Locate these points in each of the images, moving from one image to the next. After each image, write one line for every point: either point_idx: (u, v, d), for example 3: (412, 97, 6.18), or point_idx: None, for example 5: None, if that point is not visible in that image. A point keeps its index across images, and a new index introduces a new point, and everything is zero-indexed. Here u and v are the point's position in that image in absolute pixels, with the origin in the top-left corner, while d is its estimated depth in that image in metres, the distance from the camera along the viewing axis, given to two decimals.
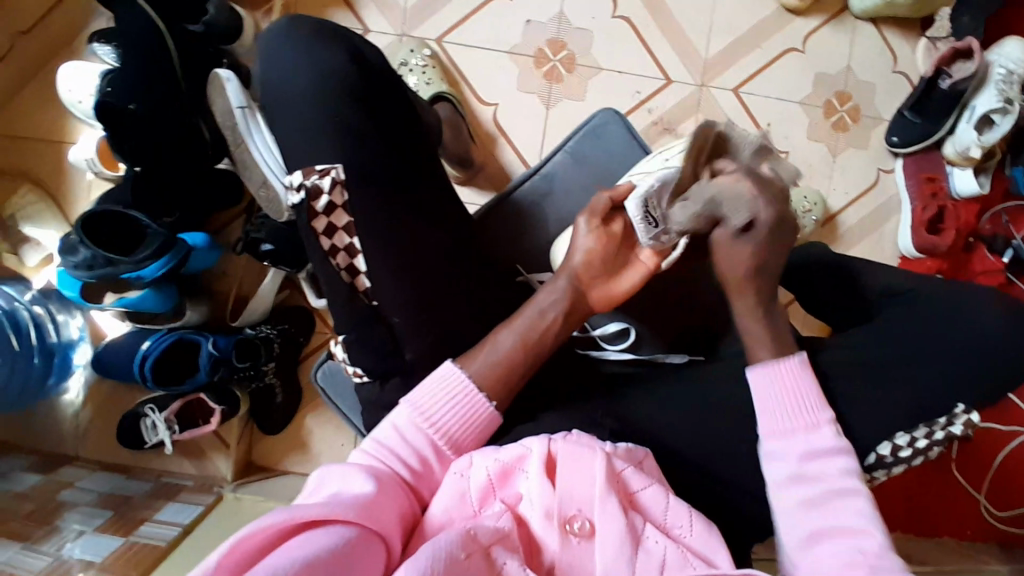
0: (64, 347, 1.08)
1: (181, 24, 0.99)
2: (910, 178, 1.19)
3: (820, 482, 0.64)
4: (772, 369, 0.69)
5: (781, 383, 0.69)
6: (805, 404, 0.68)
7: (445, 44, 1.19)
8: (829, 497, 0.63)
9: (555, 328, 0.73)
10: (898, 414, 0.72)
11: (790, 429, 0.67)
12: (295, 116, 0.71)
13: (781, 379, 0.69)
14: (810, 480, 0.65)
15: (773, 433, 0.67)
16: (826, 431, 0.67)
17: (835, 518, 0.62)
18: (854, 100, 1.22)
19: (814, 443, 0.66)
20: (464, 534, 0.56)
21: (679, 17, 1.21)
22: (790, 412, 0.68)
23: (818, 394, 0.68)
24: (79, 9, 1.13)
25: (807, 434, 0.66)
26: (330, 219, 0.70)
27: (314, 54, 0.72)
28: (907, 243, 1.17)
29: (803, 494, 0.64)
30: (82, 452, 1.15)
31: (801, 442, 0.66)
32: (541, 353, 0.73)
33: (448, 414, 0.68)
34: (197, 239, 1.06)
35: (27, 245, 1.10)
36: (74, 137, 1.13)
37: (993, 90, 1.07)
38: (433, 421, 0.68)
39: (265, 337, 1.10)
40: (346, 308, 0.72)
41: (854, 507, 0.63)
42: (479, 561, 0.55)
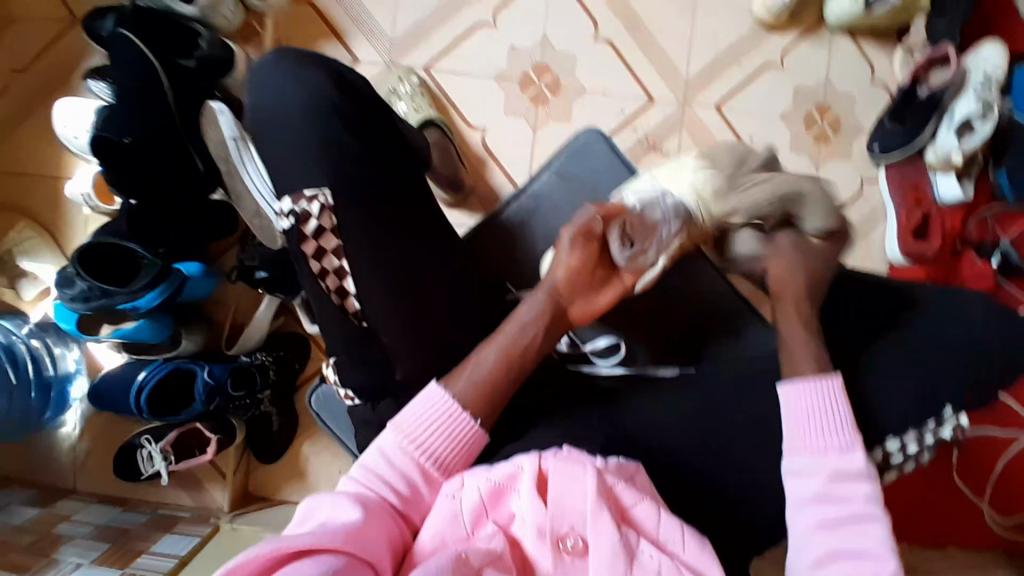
0: (60, 380, 1.08)
1: (172, 58, 1.02)
2: (894, 186, 1.20)
3: (845, 504, 0.62)
4: (813, 385, 0.68)
5: (809, 402, 0.67)
6: (837, 426, 0.66)
7: (433, 71, 1.22)
8: (848, 520, 0.61)
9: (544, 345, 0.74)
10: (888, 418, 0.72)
11: (823, 446, 0.65)
12: (283, 143, 0.73)
13: (816, 395, 0.67)
14: (836, 501, 0.62)
15: (800, 447, 0.66)
16: (858, 455, 0.65)
17: (850, 537, 0.60)
18: (834, 112, 1.24)
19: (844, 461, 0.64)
20: (455, 559, 0.56)
21: (660, 38, 1.24)
22: (820, 429, 0.66)
23: (848, 417, 0.67)
24: (75, 48, 1.16)
25: (838, 455, 0.65)
26: (320, 243, 0.71)
27: (300, 82, 0.74)
28: (894, 248, 1.19)
29: (824, 515, 0.62)
30: (80, 485, 1.15)
31: (826, 456, 0.65)
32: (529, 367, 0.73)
33: (437, 438, 0.68)
34: (191, 268, 1.07)
35: (23, 279, 1.12)
36: (70, 172, 1.15)
37: (972, 96, 1.08)
38: (422, 445, 0.68)
39: (260, 366, 1.10)
40: (336, 330, 0.73)
41: (874, 534, 0.60)
42: None
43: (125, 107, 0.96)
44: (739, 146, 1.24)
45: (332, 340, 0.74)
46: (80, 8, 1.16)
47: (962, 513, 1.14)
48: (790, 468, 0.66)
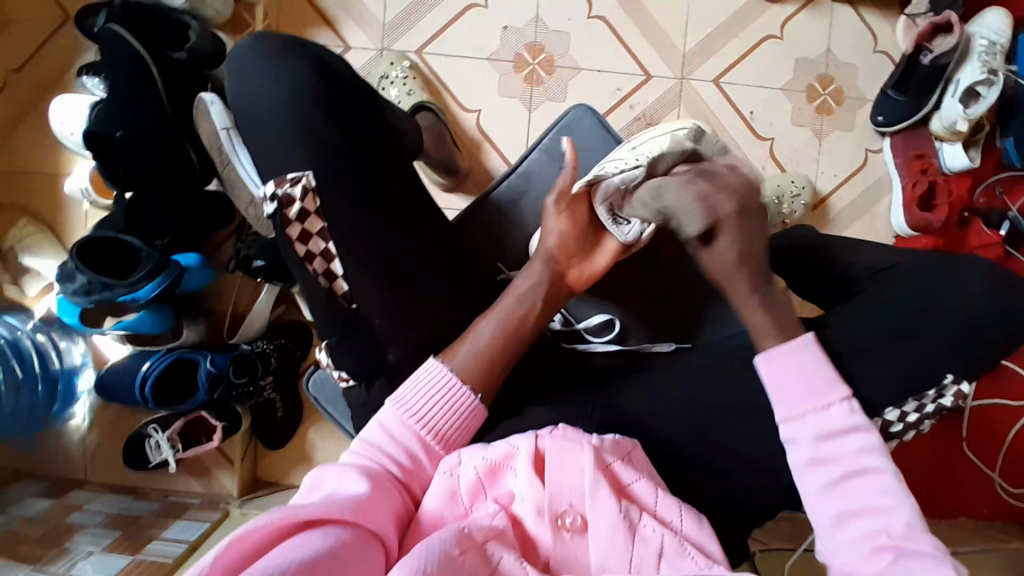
0: (66, 374, 1.10)
1: (162, 51, 1.00)
2: (898, 156, 1.18)
3: (842, 461, 0.61)
4: (786, 354, 0.67)
5: (793, 365, 0.66)
6: (817, 382, 0.65)
7: (425, 55, 1.21)
8: (849, 478, 0.60)
9: (539, 310, 0.75)
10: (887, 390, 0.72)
11: (800, 412, 0.64)
12: (267, 128, 0.73)
13: (794, 364, 0.66)
14: (828, 461, 0.62)
15: (788, 417, 0.64)
16: (838, 410, 0.64)
17: (859, 497, 0.59)
18: (836, 83, 1.21)
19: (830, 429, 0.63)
20: (457, 533, 0.56)
21: (654, 12, 1.21)
22: (799, 395, 0.65)
23: (833, 372, 0.65)
24: (66, 42, 1.16)
25: (817, 416, 0.64)
26: (304, 226, 0.71)
27: (280, 66, 0.74)
28: (901, 222, 1.16)
29: (824, 479, 0.61)
30: (91, 475, 1.16)
31: (805, 423, 0.64)
32: (518, 340, 0.73)
33: (436, 411, 0.68)
34: (190, 259, 1.07)
35: (28, 275, 1.13)
36: (68, 168, 1.15)
37: (976, 63, 1.07)
38: (421, 417, 0.68)
39: (262, 352, 1.12)
40: (326, 314, 0.73)
41: (878, 485, 0.59)
42: (476, 560, 0.55)
43: (121, 103, 0.97)
44: (739, 121, 1.21)
45: (324, 324, 0.74)
46: (69, 2, 1.15)
47: (971, 483, 1.12)
48: (783, 435, 0.64)
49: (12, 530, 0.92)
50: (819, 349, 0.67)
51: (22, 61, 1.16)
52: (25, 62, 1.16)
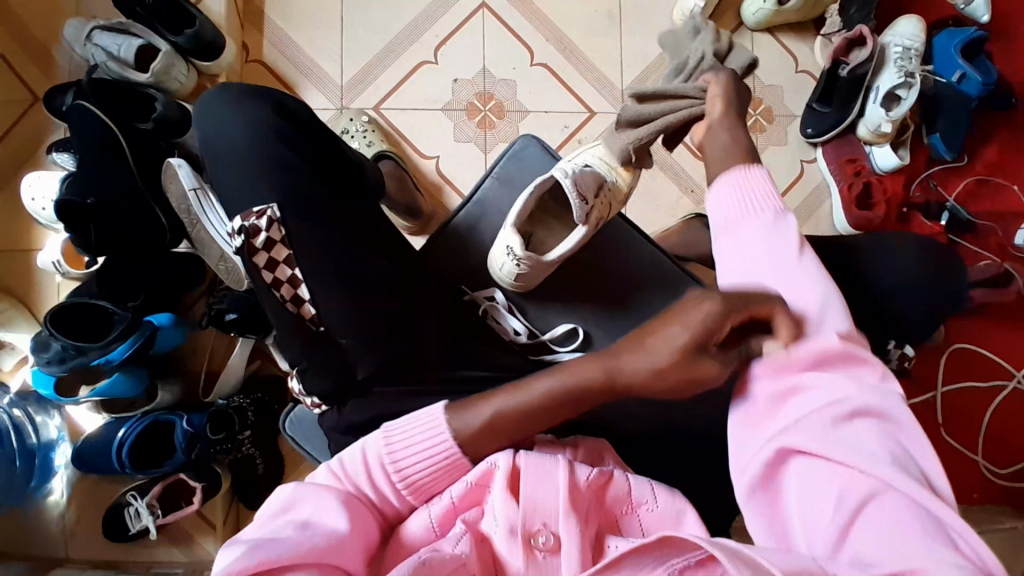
0: (43, 448, 1.09)
1: (131, 124, 1.08)
2: (832, 162, 1.26)
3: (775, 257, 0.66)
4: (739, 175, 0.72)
5: (735, 191, 0.71)
6: (757, 197, 0.70)
7: (382, 110, 1.28)
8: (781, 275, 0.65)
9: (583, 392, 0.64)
10: None
11: (741, 217, 0.70)
12: (231, 169, 0.77)
13: (743, 182, 0.72)
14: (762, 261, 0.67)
15: (730, 221, 0.70)
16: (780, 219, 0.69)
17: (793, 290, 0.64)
18: (765, 103, 1.30)
19: (781, 254, 0.66)
20: (417, 564, 0.54)
21: (592, 54, 1.31)
22: (744, 205, 0.70)
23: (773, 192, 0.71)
24: (35, 125, 1.21)
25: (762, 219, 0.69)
26: (271, 254, 0.74)
27: (240, 114, 0.79)
28: (842, 221, 1.23)
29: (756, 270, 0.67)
30: (73, 553, 1.11)
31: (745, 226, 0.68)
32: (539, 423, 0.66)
33: (418, 462, 0.65)
34: (162, 318, 1.08)
35: (0, 350, 1.12)
36: (39, 243, 1.18)
37: (893, 69, 1.16)
38: (400, 464, 0.65)
39: (238, 407, 1.12)
40: (294, 339, 0.75)
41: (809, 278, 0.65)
42: None
43: (93, 173, 1.02)
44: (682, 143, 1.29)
45: (291, 351, 0.76)
46: (38, 87, 1.22)
47: (959, 469, 1.13)
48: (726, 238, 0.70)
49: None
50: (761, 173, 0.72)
51: None
52: None
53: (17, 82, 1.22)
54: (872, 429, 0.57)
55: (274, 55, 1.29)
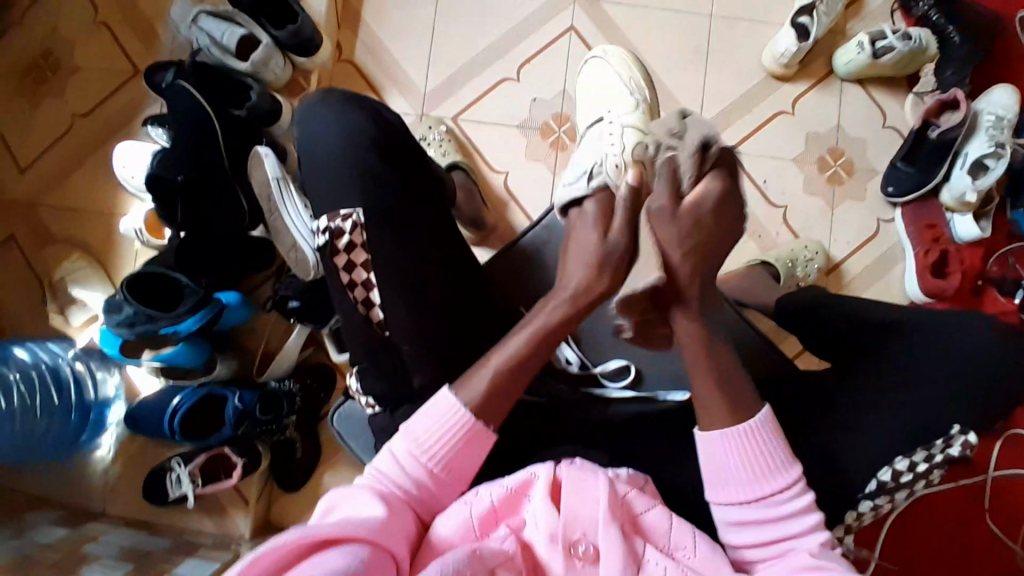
0: (99, 405, 1.13)
1: (227, 109, 1.12)
2: (909, 226, 1.22)
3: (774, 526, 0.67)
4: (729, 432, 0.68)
5: (728, 450, 0.68)
6: (768, 465, 0.68)
7: (460, 121, 1.31)
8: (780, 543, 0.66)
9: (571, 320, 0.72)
10: None
11: (731, 486, 0.68)
12: (324, 169, 0.80)
13: (738, 438, 0.68)
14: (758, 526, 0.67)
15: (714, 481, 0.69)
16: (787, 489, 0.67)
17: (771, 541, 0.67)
18: (846, 156, 1.28)
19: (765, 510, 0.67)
20: (470, 554, 0.57)
21: (673, 87, 1.31)
22: (740, 471, 0.68)
23: (784, 450, 0.68)
24: (132, 95, 1.28)
25: (761, 483, 0.67)
26: (350, 257, 0.77)
27: (337, 117, 0.81)
28: (914, 289, 1.19)
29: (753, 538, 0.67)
30: (110, 508, 1.15)
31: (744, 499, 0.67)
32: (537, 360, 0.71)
33: (445, 446, 0.67)
34: (230, 297, 1.13)
35: (73, 306, 1.20)
36: (122, 209, 1.24)
37: (983, 136, 1.12)
38: (429, 454, 0.66)
39: (287, 391, 1.15)
40: (363, 343, 0.77)
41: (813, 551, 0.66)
42: None
43: (185, 149, 1.06)
44: (754, 188, 1.28)
45: (358, 352, 0.78)
46: (139, 61, 1.29)
47: (999, 561, 1.07)
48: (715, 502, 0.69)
49: (25, 553, 0.91)
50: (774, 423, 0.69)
51: (87, 108, 1.28)
52: (89, 110, 1.28)
53: (120, 53, 1.29)
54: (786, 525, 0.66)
55: (364, 56, 1.33)
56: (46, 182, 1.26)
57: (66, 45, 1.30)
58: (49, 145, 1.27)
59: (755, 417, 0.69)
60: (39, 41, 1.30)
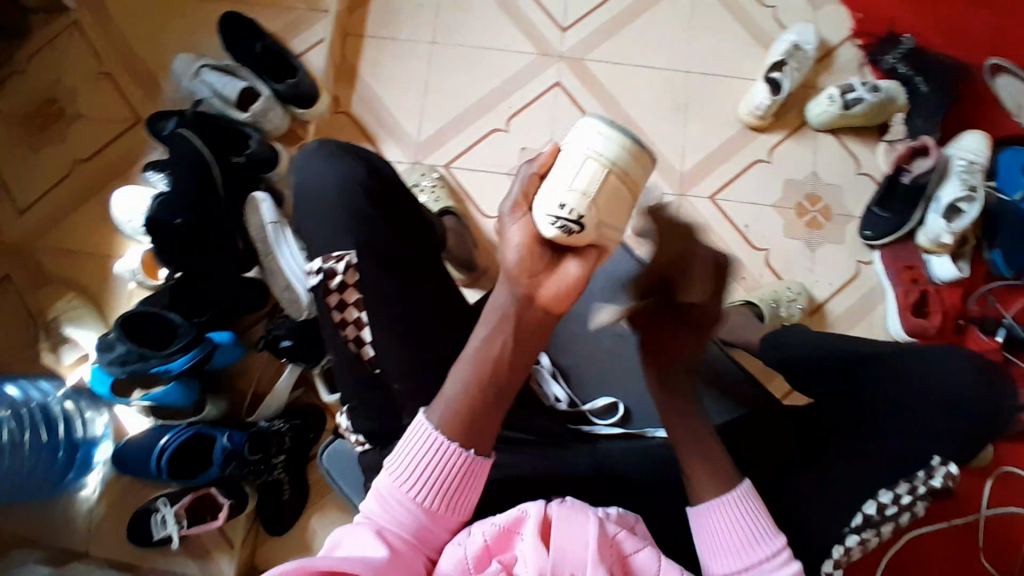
0: (87, 444, 1.13)
1: (226, 157, 1.17)
2: (888, 267, 1.25)
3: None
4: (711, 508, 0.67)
5: (718, 524, 0.67)
6: (752, 536, 0.66)
7: (452, 168, 1.37)
8: None
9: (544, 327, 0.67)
10: None
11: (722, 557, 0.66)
12: (316, 211, 0.84)
13: (721, 514, 0.67)
14: None
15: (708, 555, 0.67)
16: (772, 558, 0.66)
17: None
18: (824, 201, 1.32)
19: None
20: None
21: (655, 137, 1.37)
22: (727, 544, 0.66)
23: (765, 517, 0.67)
24: (137, 143, 1.34)
25: (748, 556, 0.66)
26: (343, 296, 0.79)
27: (329, 165, 0.87)
28: (897, 327, 1.22)
29: None
30: (93, 549, 1.14)
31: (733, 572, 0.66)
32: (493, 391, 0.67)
33: (430, 478, 0.65)
34: (223, 336, 1.15)
35: (65, 344, 1.22)
36: (122, 251, 1.28)
37: (956, 181, 1.16)
38: (416, 488, 0.65)
39: (277, 431, 1.15)
40: (351, 376, 0.79)
41: None
42: None
43: (184, 193, 1.10)
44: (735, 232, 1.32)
45: (346, 387, 0.80)
46: (143, 110, 1.36)
47: None
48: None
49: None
50: (754, 498, 0.68)
51: (92, 154, 1.34)
52: (94, 156, 1.34)
53: (125, 103, 1.36)
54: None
55: (360, 108, 1.40)
56: (48, 225, 1.30)
57: (76, 97, 1.37)
58: (52, 189, 1.32)
59: (735, 491, 0.68)
60: (50, 91, 1.37)
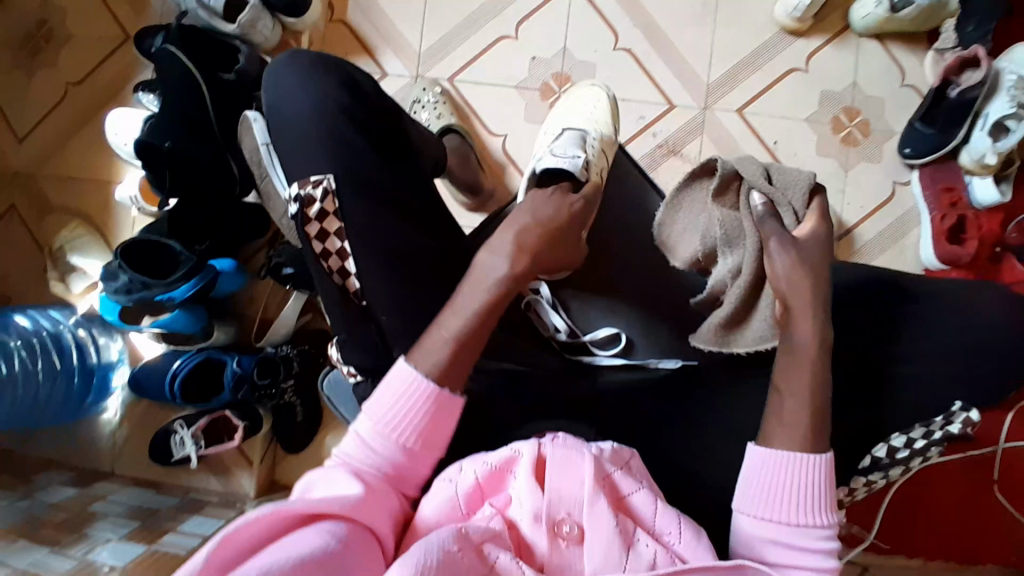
0: (103, 369, 1.16)
1: (214, 74, 1.10)
2: (927, 189, 1.16)
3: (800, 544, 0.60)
4: (783, 457, 0.62)
5: (779, 475, 0.62)
6: (812, 501, 0.61)
7: (456, 82, 1.27)
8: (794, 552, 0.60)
9: (542, 249, 0.70)
10: None
11: (766, 502, 0.62)
12: (299, 137, 0.78)
13: (788, 466, 0.62)
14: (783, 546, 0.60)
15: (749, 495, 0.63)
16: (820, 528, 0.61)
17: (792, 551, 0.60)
18: (863, 115, 1.21)
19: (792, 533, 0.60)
20: (454, 531, 0.54)
21: (679, 44, 1.24)
22: (783, 495, 0.61)
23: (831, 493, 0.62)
24: (126, 62, 1.27)
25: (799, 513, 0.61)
26: (322, 225, 0.75)
27: (309, 84, 0.80)
28: (929, 254, 1.14)
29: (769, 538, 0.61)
30: (118, 468, 1.19)
31: (781, 530, 0.61)
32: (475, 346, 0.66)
33: (410, 419, 0.62)
34: (225, 264, 1.13)
35: (74, 273, 1.22)
36: (120, 176, 1.24)
37: (1005, 96, 1.03)
38: (397, 427, 0.62)
39: (284, 356, 1.15)
40: (340, 309, 0.76)
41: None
42: (471, 558, 0.53)
43: (172, 116, 1.06)
44: (762, 149, 1.22)
45: (338, 323, 0.77)
46: (130, 25, 1.27)
47: (1005, 538, 1.04)
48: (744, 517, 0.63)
49: (32, 512, 0.96)
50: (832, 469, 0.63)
51: (83, 75, 1.27)
52: (85, 76, 1.27)
53: (111, 17, 1.27)
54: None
55: (358, 16, 1.29)
56: (48, 153, 1.27)
57: (60, 11, 1.28)
58: (48, 113, 1.27)
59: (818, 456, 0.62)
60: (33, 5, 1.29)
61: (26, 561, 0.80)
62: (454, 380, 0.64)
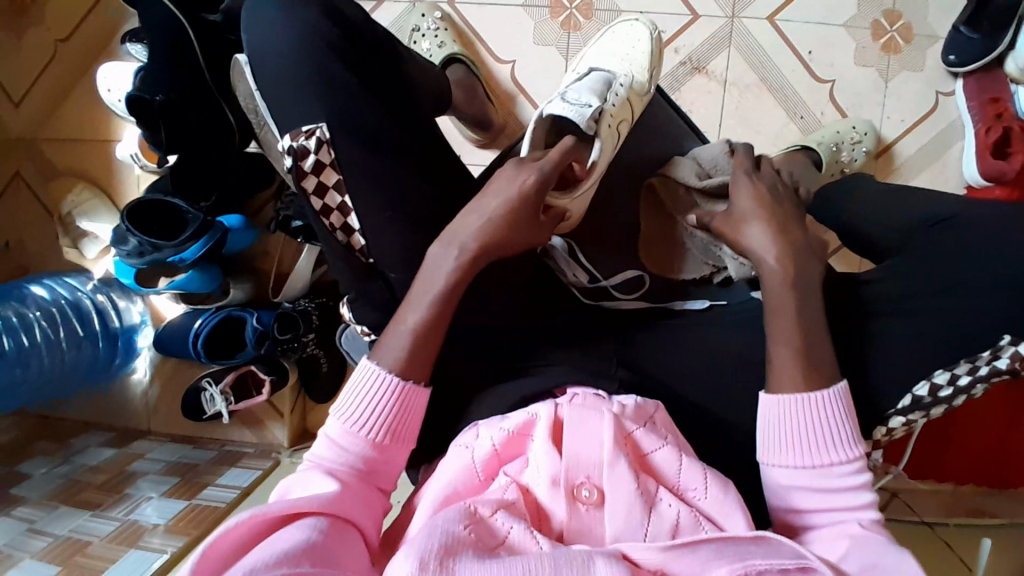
0: (127, 332, 1.17)
1: (197, 12, 0.99)
2: (971, 100, 1.07)
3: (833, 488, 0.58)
4: (795, 401, 0.59)
5: (794, 419, 0.59)
6: (833, 439, 0.59)
7: (458, 4, 1.17)
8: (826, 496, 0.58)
9: (500, 234, 0.63)
10: (947, 345, 0.66)
11: (787, 450, 0.59)
12: (280, 81, 0.69)
13: (800, 409, 0.59)
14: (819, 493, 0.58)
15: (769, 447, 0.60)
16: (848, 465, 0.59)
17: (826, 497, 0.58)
18: (904, 18, 1.10)
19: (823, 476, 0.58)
20: (463, 510, 0.53)
21: None
22: (802, 439, 0.59)
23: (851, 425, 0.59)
24: (111, 12, 1.18)
25: (823, 455, 0.59)
26: (320, 178, 0.68)
27: (286, 14, 0.69)
28: (972, 172, 1.06)
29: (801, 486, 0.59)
30: (154, 426, 1.23)
31: (802, 475, 0.59)
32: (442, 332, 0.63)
33: (377, 413, 0.60)
34: (232, 219, 1.12)
35: (85, 238, 1.19)
36: (117, 134, 1.19)
37: None
38: (365, 424, 0.60)
39: (302, 310, 1.14)
40: (346, 267, 0.72)
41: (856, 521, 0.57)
42: (481, 531, 0.52)
43: (162, 68, 1.00)
44: (796, 61, 1.13)
45: (345, 279, 0.73)
46: None
47: None
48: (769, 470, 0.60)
49: (70, 476, 1.04)
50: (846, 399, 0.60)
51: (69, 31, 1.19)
52: (70, 33, 1.19)
53: None
54: (845, 519, 0.57)
55: None
56: (44, 116, 1.22)
57: None
58: (40, 72, 1.21)
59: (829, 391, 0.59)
60: None
61: (66, 530, 0.91)
62: (420, 372, 0.61)
